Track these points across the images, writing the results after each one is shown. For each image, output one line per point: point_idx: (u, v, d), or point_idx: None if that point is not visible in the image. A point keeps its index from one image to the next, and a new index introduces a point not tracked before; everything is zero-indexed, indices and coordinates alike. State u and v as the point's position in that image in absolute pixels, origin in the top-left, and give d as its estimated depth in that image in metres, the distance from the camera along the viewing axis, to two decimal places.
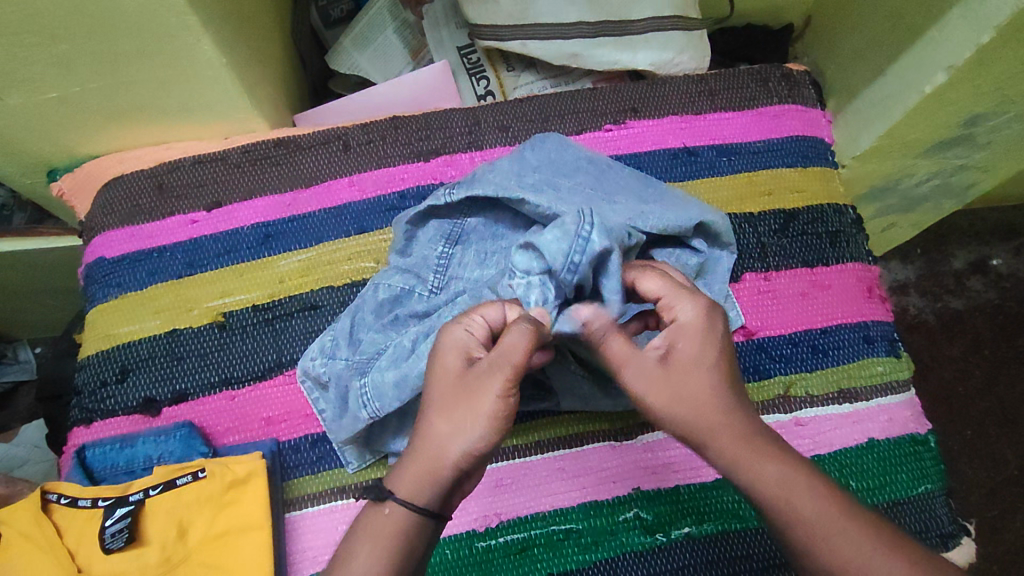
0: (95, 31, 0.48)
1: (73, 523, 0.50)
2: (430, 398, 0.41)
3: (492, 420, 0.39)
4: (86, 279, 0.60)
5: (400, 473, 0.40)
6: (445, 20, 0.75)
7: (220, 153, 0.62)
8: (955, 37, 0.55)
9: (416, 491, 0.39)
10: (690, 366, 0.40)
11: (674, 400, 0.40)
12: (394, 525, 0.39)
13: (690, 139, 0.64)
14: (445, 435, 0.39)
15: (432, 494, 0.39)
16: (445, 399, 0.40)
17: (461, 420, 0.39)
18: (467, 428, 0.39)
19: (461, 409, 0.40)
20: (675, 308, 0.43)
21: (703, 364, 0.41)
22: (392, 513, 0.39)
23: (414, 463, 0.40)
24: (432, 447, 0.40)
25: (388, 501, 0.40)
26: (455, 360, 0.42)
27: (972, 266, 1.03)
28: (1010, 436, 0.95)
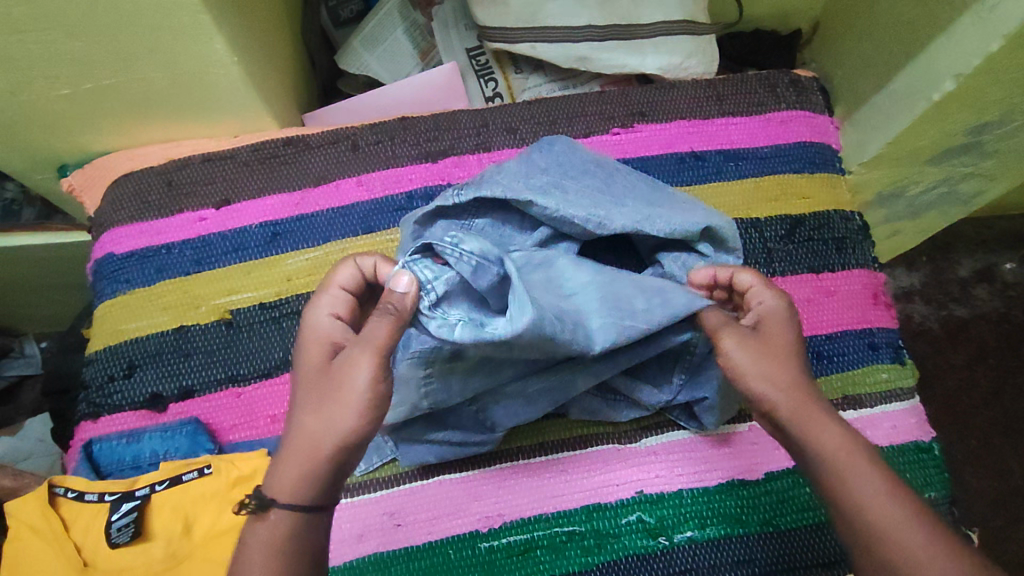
0: (108, 28, 0.49)
1: (78, 516, 0.50)
2: (297, 396, 0.41)
3: (306, 377, 0.41)
4: (94, 274, 0.61)
5: (279, 472, 0.38)
6: (455, 22, 0.76)
7: (230, 151, 0.63)
8: (965, 45, 0.55)
9: (299, 489, 0.38)
10: (777, 343, 0.43)
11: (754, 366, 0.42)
12: (281, 532, 0.37)
13: (698, 143, 0.64)
14: (318, 429, 0.39)
15: (313, 492, 0.38)
16: (311, 393, 0.40)
17: (331, 412, 0.39)
18: (339, 414, 0.39)
19: (327, 397, 0.39)
20: (764, 298, 0.45)
21: (781, 345, 0.42)
22: (277, 521, 0.37)
23: (294, 461, 0.38)
24: (306, 441, 0.39)
25: (271, 509, 0.38)
26: (311, 358, 0.42)
27: (978, 274, 1.03)
28: (1014, 445, 0.94)
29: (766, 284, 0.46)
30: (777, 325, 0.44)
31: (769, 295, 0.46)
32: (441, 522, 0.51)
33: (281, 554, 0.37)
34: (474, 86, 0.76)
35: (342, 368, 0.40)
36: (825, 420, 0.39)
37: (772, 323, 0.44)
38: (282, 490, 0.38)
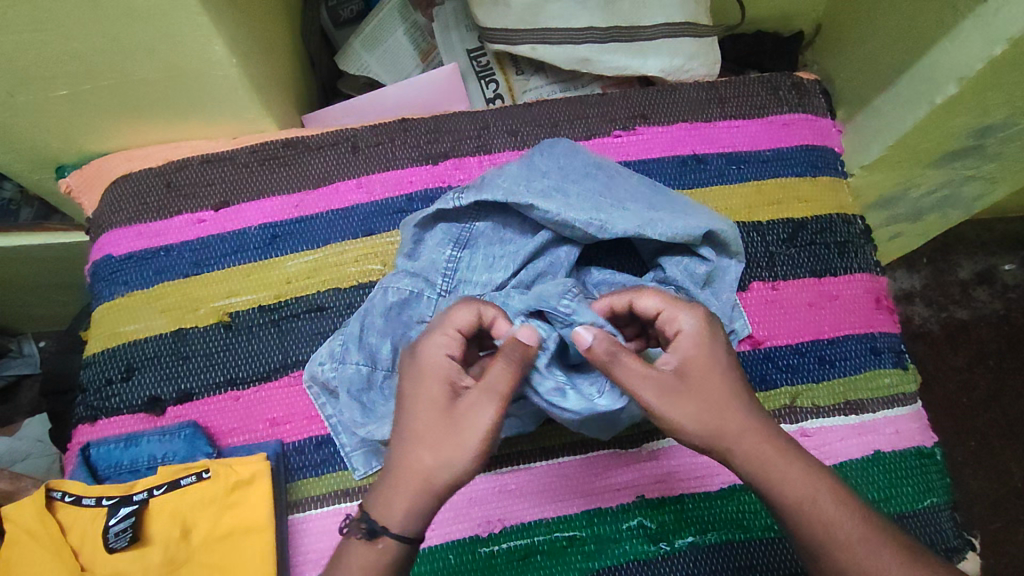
0: (106, 29, 0.48)
1: (76, 520, 0.50)
2: (412, 428, 0.41)
3: (432, 411, 0.41)
4: (93, 276, 0.60)
5: (388, 504, 0.40)
6: (456, 23, 0.75)
7: (229, 152, 0.62)
8: (968, 49, 0.55)
9: (409, 522, 0.40)
10: (704, 378, 0.42)
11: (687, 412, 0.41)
12: (388, 557, 0.40)
13: (700, 146, 0.64)
14: (434, 468, 0.40)
15: (424, 523, 0.41)
16: (429, 428, 0.41)
17: (447, 452, 0.40)
18: (458, 456, 0.40)
19: (446, 439, 0.40)
20: (681, 318, 0.44)
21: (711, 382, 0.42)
22: (386, 549, 0.40)
23: (403, 494, 0.40)
24: (417, 477, 0.40)
25: (383, 537, 0.40)
26: (436, 390, 0.42)
27: (978, 276, 1.03)
28: (1014, 448, 0.94)
29: (672, 305, 0.44)
30: (697, 354, 0.42)
31: (687, 316, 0.43)
32: (441, 527, 0.51)
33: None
34: (475, 87, 0.76)
35: (467, 412, 0.41)
36: (779, 456, 0.41)
37: (694, 352, 0.42)
38: (395, 523, 0.40)
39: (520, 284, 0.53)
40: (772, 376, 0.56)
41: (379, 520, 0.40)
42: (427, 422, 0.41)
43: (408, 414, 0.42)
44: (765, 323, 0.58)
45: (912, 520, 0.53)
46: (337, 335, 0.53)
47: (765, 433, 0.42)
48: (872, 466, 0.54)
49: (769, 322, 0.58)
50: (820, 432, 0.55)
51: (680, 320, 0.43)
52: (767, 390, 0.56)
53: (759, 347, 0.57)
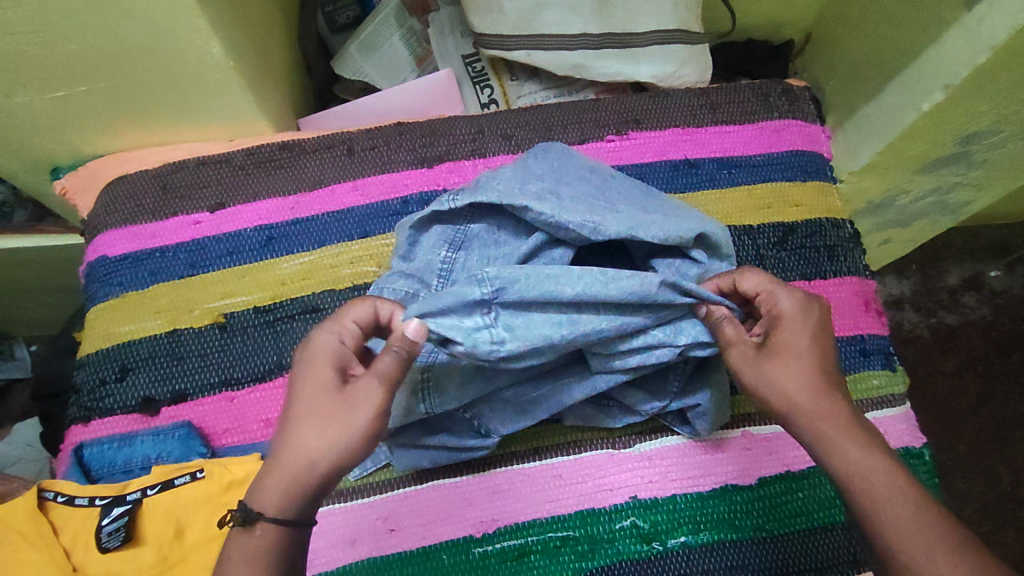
0: (105, 30, 0.49)
1: (68, 521, 0.49)
2: (295, 411, 0.42)
3: (317, 396, 0.42)
4: (87, 277, 0.60)
5: (267, 486, 0.40)
6: (451, 28, 0.76)
7: (225, 155, 0.63)
8: (953, 57, 0.56)
9: (286, 504, 0.40)
10: (794, 348, 0.44)
11: (797, 359, 0.43)
12: (265, 544, 0.39)
13: (692, 151, 0.65)
14: (317, 448, 0.40)
15: (300, 506, 0.40)
16: (314, 409, 0.41)
17: (330, 435, 0.41)
18: (342, 434, 0.41)
19: (334, 419, 0.41)
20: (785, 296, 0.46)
21: (818, 335, 0.44)
22: (261, 535, 0.39)
23: (280, 477, 0.40)
24: (298, 460, 0.40)
25: (258, 523, 0.39)
26: (324, 375, 0.42)
27: (966, 282, 1.05)
28: (1003, 451, 0.95)
29: (780, 284, 0.47)
30: (799, 317, 0.45)
31: (785, 296, 0.46)
32: (434, 527, 0.51)
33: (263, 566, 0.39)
34: (470, 92, 0.76)
35: (355, 395, 0.41)
36: (843, 426, 0.41)
37: (793, 324, 0.45)
38: (270, 507, 0.40)
39: None
40: None
41: (252, 501, 0.40)
42: (310, 410, 0.41)
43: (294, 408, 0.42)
44: None
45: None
46: None
47: (850, 405, 0.43)
48: None
49: None
50: None
51: (782, 297, 0.46)
52: None
53: None
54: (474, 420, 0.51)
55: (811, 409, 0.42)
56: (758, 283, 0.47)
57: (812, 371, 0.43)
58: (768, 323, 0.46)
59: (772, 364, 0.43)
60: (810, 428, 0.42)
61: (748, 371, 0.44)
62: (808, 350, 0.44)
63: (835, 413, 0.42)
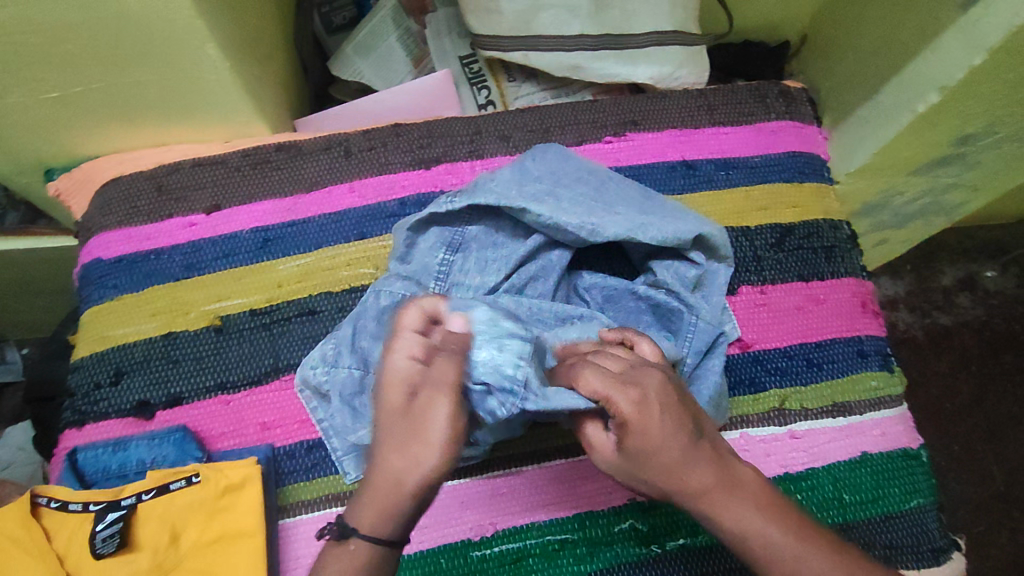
0: (98, 30, 0.48)
1: (62, 526, 0.49)
2: (382, 434, 0.41)
3: (400, 415, 0.41)
4: (81, 280, 0.60)
5: (360, 509, 0.40)
6: (448, 30, 0.76)
7: (221, 156, 0.62)
8: (949, 58, 0.56)
9: (384, 525, 0.40)
10: (654, 454, 0.40)
11: (661, 461, 0.39)
12: (361, 561, 0.40)
13: (689, 152, 0.65)
14: (404, 468, 0.39)
15: (399, 524, 0.40)
16: (397, 430, 0.40)
17: (415, 454, 0.40)
18: (427, 450, 0.40)
19: (416, 439, 0.40)
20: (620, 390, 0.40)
21: (676, 421, 0.40)
22: (357, 550, 0.40)
23: (375, 500, 0.40)
24: (389, 483, 0.40)
25: (353, 539, 0.40)
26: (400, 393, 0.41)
27: (960, 283, 1.05)
28: (996, 451, 0.96)
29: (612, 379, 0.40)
30: (646, 416, 0.40)
31: (623, 397, 0.40)
32: (432, 530, 0.51)
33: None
34: (467, 93, 0.76)
35: (435, 410, 0.40)
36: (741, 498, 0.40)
37: (642, 427, 0.39)
38: (367, 529, 0.40)
39: (512, 287, 0.54)
40: (761, 379, 0.57)
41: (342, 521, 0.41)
42: (396, 431, 0.40)
43: (381, 431, 0.41)
44: (753, 327, 0.58)
45: (899, 519, 0.54)
46: (329, 338, 0.53)
47: (722, 471, 0.40)
48: (859, 468, 0.55)
49: (758, 325, 0.59)
50: (809, 435, 0.56)
51: (621, 399, 0.40)
52: (756, 393, 0.57)
53: (747, 350, 0.58)
54: (468, 431, 0.49)
55: (692, 497, 0.40)
56: (596, 380, 0.41)
57: (677, 463, 0.40)
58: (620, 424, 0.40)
59: (640, 472, 0.40)
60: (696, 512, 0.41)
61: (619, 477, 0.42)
62: (677, 438, 0.40)
63: (711, 492, 0.40)
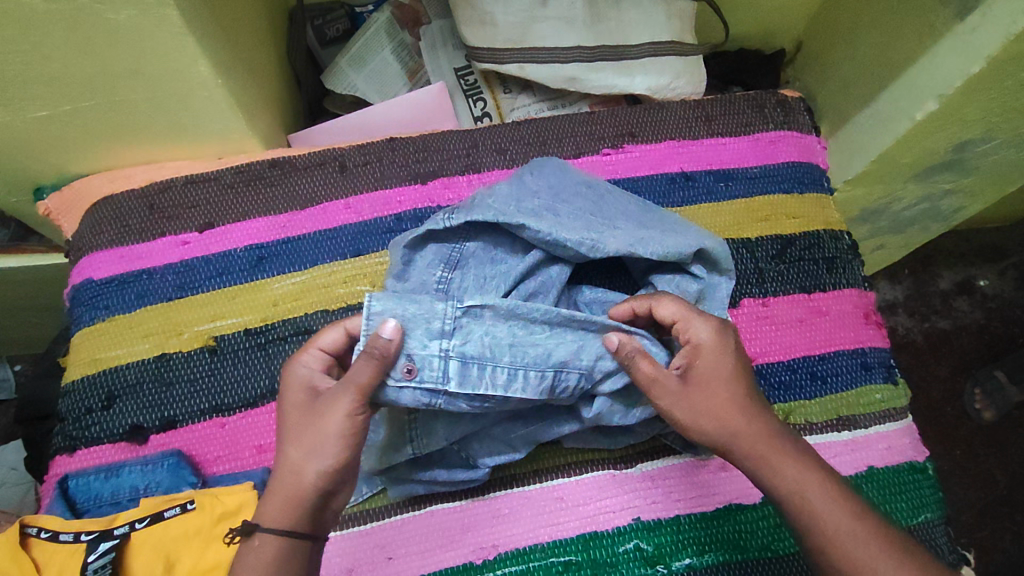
0: (85, 51, 0.48)
1: (52, 557, 0.47)
2: (288, 435, 0.44)
3: (302, 415, 0.44)
4: (71, 300, 0.59)
5: (266, 503, 0.42)
6: (443, 42, 0.75)
7: (214, 173, 0.61)
8: (946, 66, 0.56)
9: (284, 519, 0.41)
10: (714, 384, 0.45)
11: (721, 391, 0.45)
12: (271, 555, 0.41)
13: (688, 163, 0.65)
14: (303, 462, 0.42)
15: (302, 521, 0.42)
16: (299, 431, 0.43)
17: (313, 445, 0.42)
18: (326, 445, 0.42)
19: (313, 437, 0.43)
20: (701, 325, 0.47)
21: (740, 365, 0.46)
22: (262, 546, 0.41)
23: (277, 494, 0.42)
24: (290, 477, 0.42)
25: (257, 535, 0.41)
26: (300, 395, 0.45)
27: (958, 286, 1.05)
28: (999, 455, 0.95)
29: (691, 312, 0.48)
30: (719, 348, 0.46)
31: (702, 325, 0.47)
32: (433, 553, 0.50)
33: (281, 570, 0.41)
34: (463, 105, 0.75)
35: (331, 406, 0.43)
36: None
37: (713, 356, 0.46)
38: (273, 520, 0.41)
39: None
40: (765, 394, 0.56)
41: (255, 518, 0.42)
42: (300, 430, 0.43)
43: (286, 434, 0.44)
44: (757, 340, 0.58)
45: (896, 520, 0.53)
46: None
47: None
48: (865, 483, 0.54)
49: (762, 338, 0.58)
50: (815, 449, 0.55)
51: (698, 327, 0.47)
52: None
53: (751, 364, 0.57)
54: (466, 449, 0.51)
55: (742, 437, 0.44)
56: (672, 314, 0.48)
57: (735, 400, 0.45)
58: (689, 351, 0.47)
59: (698, 399, 0.45)
60: (741, 456, 0.44)
61: (676, 407, 0.45)
62: (734, 374, 0.46)
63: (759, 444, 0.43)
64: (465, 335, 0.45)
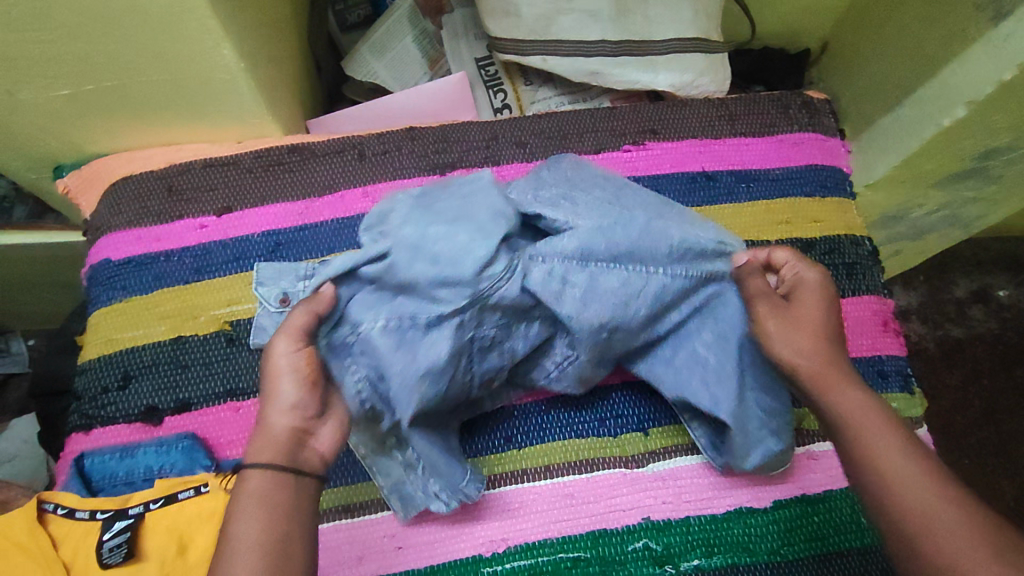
0: (110, 30, 0.47)
1: (69, 533, 0.48)
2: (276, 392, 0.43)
3: (292, 377, 0.43)
4: (89, 280, 0.59)
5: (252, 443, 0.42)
6: (465, 31, 0.75)
7: (233, 157, 0.61)
8: (978, 72, 0.55)
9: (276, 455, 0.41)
10: (807, 310, 0.47)
11: (811, 318, 0.46)
12: (268, 490, 0.40)
13: (709, 163, 0.64)
14: (282, 408, 0.42)
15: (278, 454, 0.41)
16: (282, 385, 0.43)
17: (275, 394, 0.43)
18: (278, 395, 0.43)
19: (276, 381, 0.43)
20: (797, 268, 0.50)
21: (831, 303, 0.48)
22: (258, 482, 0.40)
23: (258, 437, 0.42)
24: (277, 427, 0.42)
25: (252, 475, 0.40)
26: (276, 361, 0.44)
27: (974, 295, 1.04)
28: (1008, 466, 0.94)
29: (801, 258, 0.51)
30: (816, 288, 0.48)
31: (805, 267, 0.49)
32: (444, 544, 0.50)
33: (264, 509, 0.39)
34: (483, 97, 0.75)
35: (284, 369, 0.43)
36: None
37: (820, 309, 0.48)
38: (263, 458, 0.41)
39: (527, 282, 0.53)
40: None
41: (244, 459, 0.41)
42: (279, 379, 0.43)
43: (274, 393, 0.43)
44: None
45: (876, 554, 0.52)
46: None
47: None
48: None
49: None
50: (827, 456, 0.55)
51: (801, 269, 0.50)
52: None
53: None
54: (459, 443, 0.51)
55: (809, 359, 0.45)
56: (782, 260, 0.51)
57: (822, 328, 0.46)
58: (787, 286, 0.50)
59: (786, 321, 0.47)
60: (805, 382, 0.45)
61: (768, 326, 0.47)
62: (824, 305, 0.47)
63: None
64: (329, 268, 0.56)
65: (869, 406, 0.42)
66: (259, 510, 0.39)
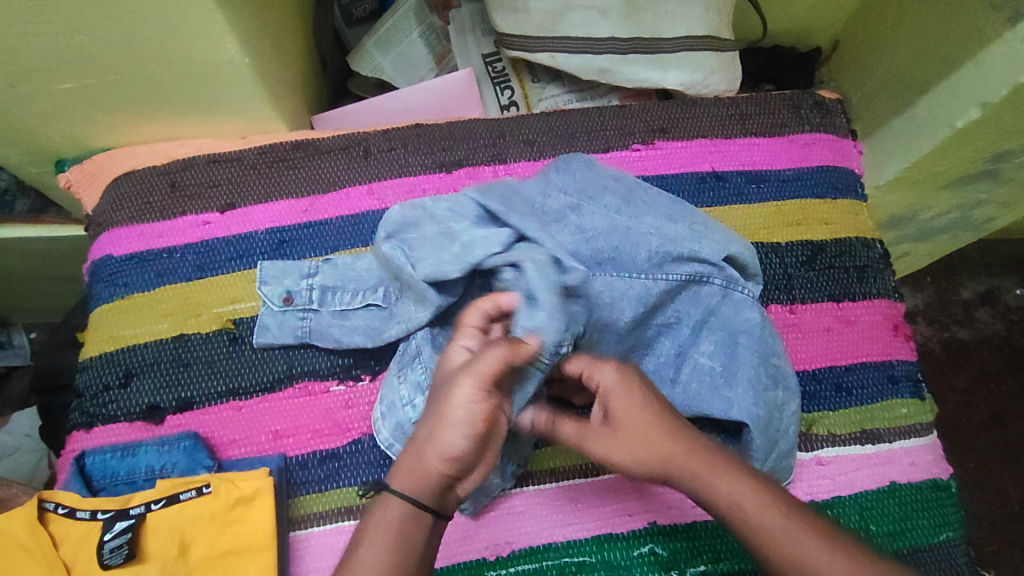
0: (112, 24, 0.47)
1: (70, 533, 0.48)
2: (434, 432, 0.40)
3: (467, 427, 0.39)
4: (91, 276, 0.58)
5: (396, 472, 0.40)
6: (471, 27, 0.74)
7: (236, 153, 0.61)
8: (994, 73, 0.54)
9: (415, 490, 0.39)
10: (636, 423, 0.43)
11: (637, 424, 0.42)
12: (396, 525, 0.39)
13: (719, 163, 0.63)
14: (430, 446, 0.40)
15: (421, 495, 0.39)
16: (436, 423, 0.40)
17: (435, 429, 0.40)
18: (442, 438, 0.39)
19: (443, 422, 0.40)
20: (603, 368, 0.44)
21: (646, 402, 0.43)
22: (391, 516, 0.39)
23: (406, 472, 0.40)
24: (417, 458, 0.40)
25: (386, 501, 0.40)
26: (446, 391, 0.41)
27: (981, 297, 1.03)
28: (1013, 470, 0.94)
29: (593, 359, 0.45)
30: (624, 390, 0.43)
31: (606, 369, 0.44)
32: (448, 548, 0.50)
33: (386, 544, 0.39)
34: (490, 93, 0.74)
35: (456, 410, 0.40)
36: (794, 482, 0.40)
37: (622, 396, 0.43)
38: (397, 490, 0.40)
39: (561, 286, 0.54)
40: None
41: (382, 482, 0.40)
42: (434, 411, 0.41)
43: (428, 430, 0.40)
44: None
45: None
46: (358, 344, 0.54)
47: None
48: (886, 498, 0.53)
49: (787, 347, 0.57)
50: (835, 461, 0.54)
51: (603, 370, 0.44)
52: None
53: None
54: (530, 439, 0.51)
55: (675, 463, 0.41)
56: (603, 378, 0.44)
57: (654, 433, 0.42)
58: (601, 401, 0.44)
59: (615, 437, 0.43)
60: (681, 483, 0.41)
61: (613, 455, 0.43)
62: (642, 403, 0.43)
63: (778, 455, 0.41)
64: (332, 268, 0.56)
65: (750, 493, 0.39)
66: (383, 543, 0.39)
